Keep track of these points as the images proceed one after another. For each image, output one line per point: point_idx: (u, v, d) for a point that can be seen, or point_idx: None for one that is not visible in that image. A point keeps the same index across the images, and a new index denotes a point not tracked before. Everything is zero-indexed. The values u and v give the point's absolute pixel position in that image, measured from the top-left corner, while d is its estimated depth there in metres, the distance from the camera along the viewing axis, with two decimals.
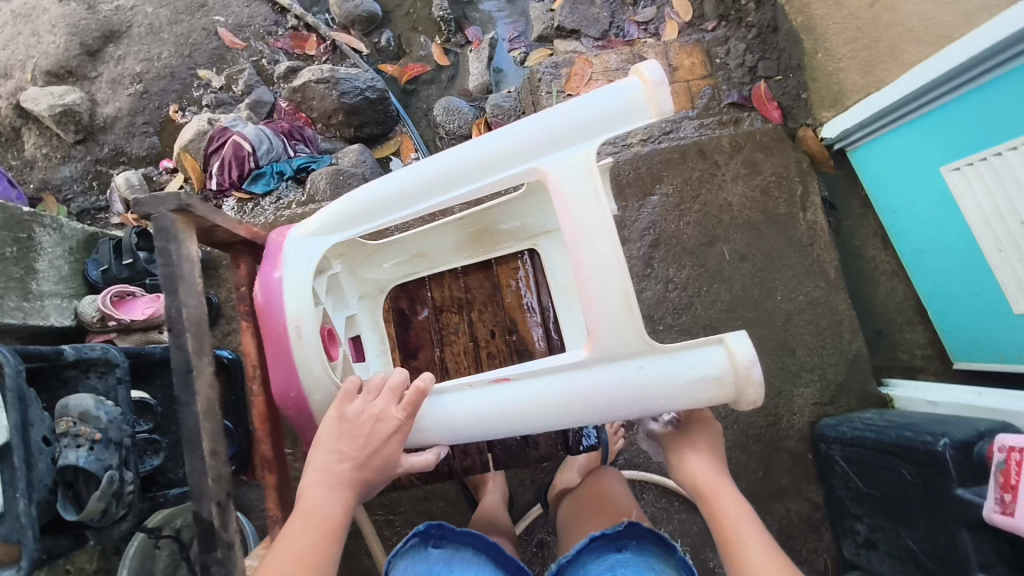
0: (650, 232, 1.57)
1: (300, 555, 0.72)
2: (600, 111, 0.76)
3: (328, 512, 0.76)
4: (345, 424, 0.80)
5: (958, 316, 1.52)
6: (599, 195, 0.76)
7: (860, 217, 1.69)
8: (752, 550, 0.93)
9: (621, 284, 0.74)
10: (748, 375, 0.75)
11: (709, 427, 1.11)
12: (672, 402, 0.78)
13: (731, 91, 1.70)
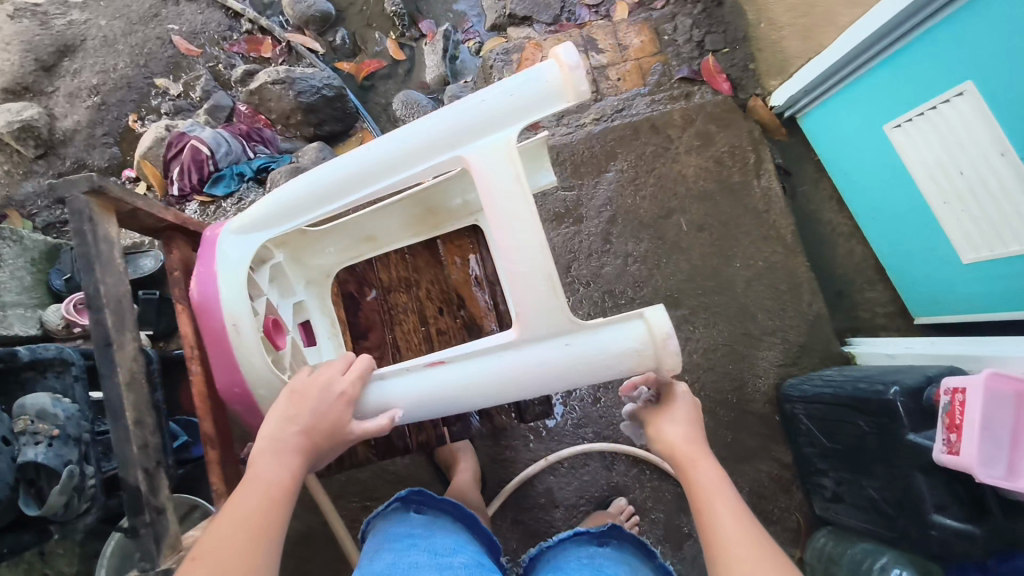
0: (607, 208, 1.59)
1: (249, 519, 0.74)
2: (517, 97, 0.73)
3: (278, 479, 0.78)
4: (295, 396, 0.82)
5: (914, 272, 1.55)
6: (521, 181, 0.73)
7: (815, 181, 1.72)
8: (723, 522, 0.91)
9: (545, 270, 0.73)
10: (665, 348, 0.77)
11: (687, 400, 1.08)
12: (597, 377, 0.79)
13: (681, 66, 1.71)
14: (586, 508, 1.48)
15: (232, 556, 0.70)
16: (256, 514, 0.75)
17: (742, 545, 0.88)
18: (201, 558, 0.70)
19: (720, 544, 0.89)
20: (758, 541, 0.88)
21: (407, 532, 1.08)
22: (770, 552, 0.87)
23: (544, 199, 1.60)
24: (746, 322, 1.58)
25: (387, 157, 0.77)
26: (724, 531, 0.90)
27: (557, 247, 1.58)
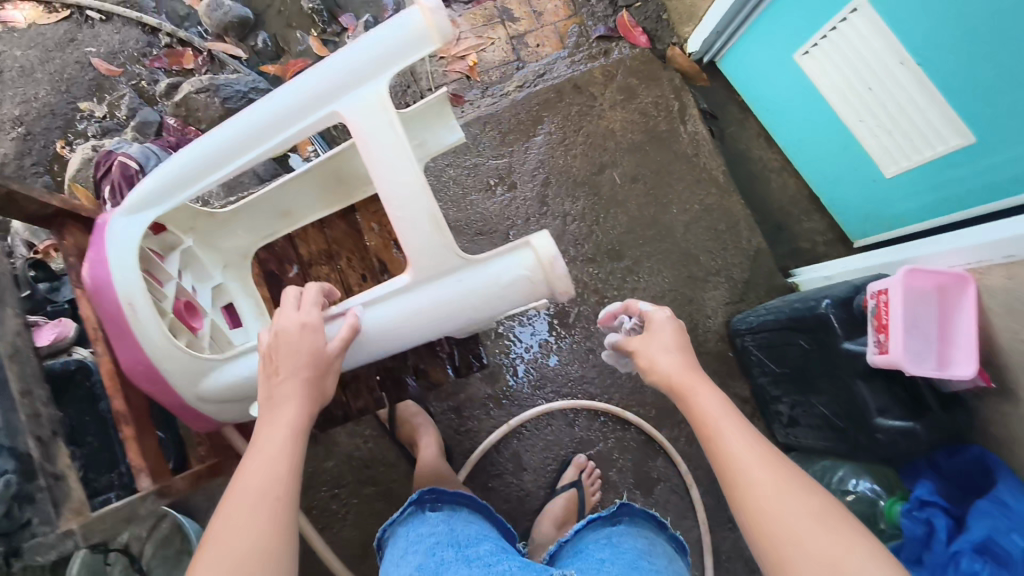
0: (540, 171, 1.61)
1: (261, 473, 0.72)
2: (384, 44, 0.74)
3: (281, 431, 0.76)
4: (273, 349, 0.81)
5: (846, 195, 1.58)
6: (396, 128, 0.76)
7: (741, 121, 1.74)
8: (735, 447, 0.82)
9: (428, 209, 0.77)
10: (553, 270, 0.80)
11: (671, 323, 1.03)
12: (494, 309, 0.83)
13: (597, 25, 1.74)
14: (554, 466, 1.50)
15: (254, 510, 0.68)
16: (269, 467, 0.72)
17: (758, 469, 0.79)
18: (224, 519, 0.68)
19: (735, 471, 0.80)
20: (774, 461, 0.79)
21: (430, 531, 1.04)
22: (788, 468, 0.79)
23: (477, 170, 1.61)
24: (689, 265, 1.60)
25: (266, 120, 0.79)
26: (737, 457, 0.81)
27: (495, 216, 1.58)
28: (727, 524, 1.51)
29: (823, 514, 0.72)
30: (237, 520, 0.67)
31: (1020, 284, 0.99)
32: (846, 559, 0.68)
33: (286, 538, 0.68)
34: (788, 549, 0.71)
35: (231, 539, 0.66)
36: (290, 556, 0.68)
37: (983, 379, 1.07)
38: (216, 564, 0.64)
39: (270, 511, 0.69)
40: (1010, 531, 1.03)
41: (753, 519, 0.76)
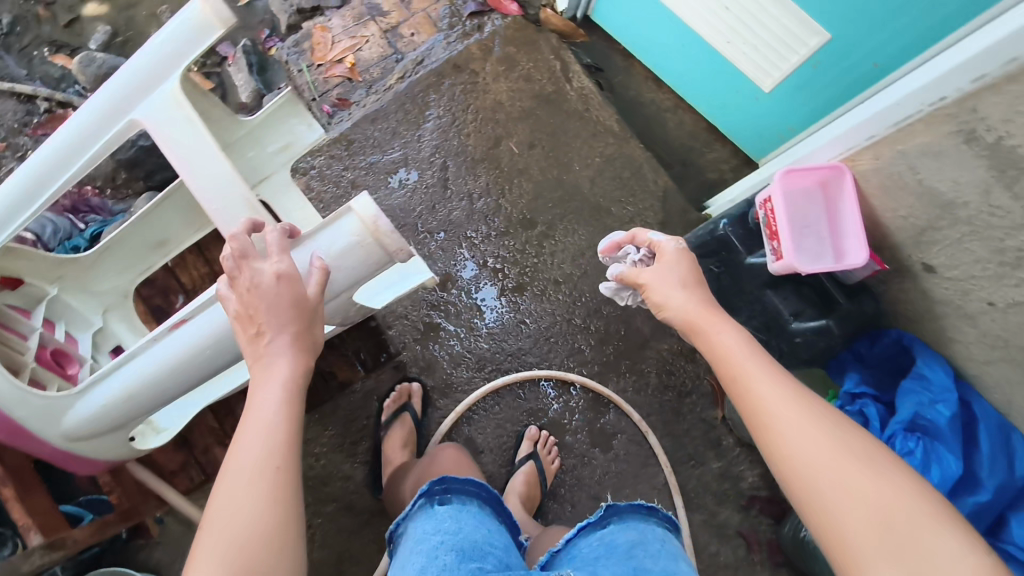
0: (437, 155, 1.61)
1: (260, 442, 0.75)
2: (172, 43, 0.86)
3: (277, 396, 0.80)
4: (252, 304, 0.83)
5: (738, 117, 1.61)
6: (195, 120, 0.88)
7: (627, 68, 1.76)
8: (770, 389, 0.79)
9: (242, 194, 0.89)
10: (378, 229, 0.88)
11: (684, 255, 1.04)
12: (334, 279, 0.91)
13: (467, 2, 1.74)
14: (510, 442, 1.50)
15: (256, 483, 0.72)
16: (266, 438, 0.76)
17: (796, 411, 0.76)
18: (227, 489, 0.72)
19: (768, 414, 0.77)
20: (811, 402, 0.77)
21: (438, 528, 0.91)
22: (825, 409, 0.76)
23: (375, 167, 1.60)
24: (603, 217, 1.61)
25: (80, 134, 0.89)
26: (772, 400, 0.78)
27: (402, 209, 1.58)
28: (691, 461, 1.53)
29: (863, 456, 0.70)
30: (242, 490, 0.71)
31: (885, 162, 1.01)
32: (889, 501, 0.66)
33: (289, 504, 0.73)
34: (829, 491, 0.69)
35: (236, 509, 0.70)
36: (294, 525, 0.72)
37: (879, 264, 1.08)
38: (223, 536, 0.68)
39: (271, 483, 0.73)
40: (935, 403, 1.10)
41: (791, 464, 0.73)
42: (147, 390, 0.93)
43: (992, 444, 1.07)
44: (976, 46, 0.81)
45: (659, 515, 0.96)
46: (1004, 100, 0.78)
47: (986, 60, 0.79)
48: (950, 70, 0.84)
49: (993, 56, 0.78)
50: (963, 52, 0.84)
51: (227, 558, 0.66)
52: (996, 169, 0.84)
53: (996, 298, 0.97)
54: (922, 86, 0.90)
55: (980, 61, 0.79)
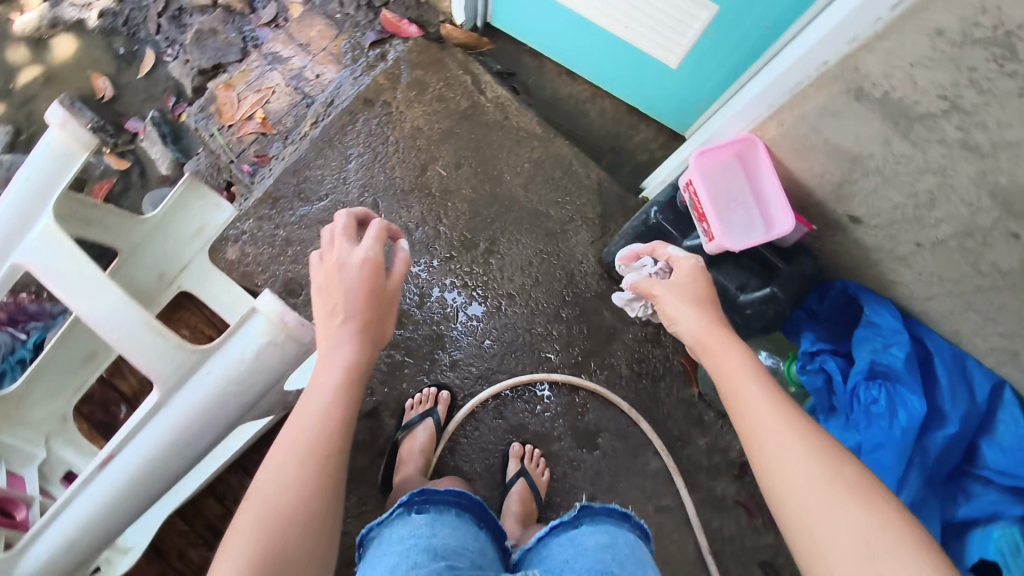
0: (367, 193, 1.59)
1: (312, 424, 0.88)
2: (40, 171, 0.99)
3: (335, 383, 0.92)
4: (337, 289, 0.99)
5: (655, 96, 1.62)
6: (73, 249, 0.94)
7: (538, 68, 1.75)
8: (769, 417, 0.77)
9: (137, 319, 0.94)
10: (282, 323, 0.99)
11: (700, 274, 1.01)
12: (248, 380, 1.01)
13: (366, 33, 1.72)
14: (497, 463, 1.50)
15: (303, 462, 0.83)
16: (317, 424, 0.88)
17: (795, 445, 0.74)
18: (277, 459, 0.84)
19: (764, 448, 0.76)
20: (811, 431, 0.75)
21: (412, 536, 0.90)
22: (826, 441, 0.74)
23: (308, 218, 1.56)
24: (543, 222, 1.60)
25: None
26: (768, 434, 0.76)
27: None
28: (678, 443, 1.54)
29: (863, 495, 0.68)
30: (289, 463, 0.83)
31: (790, 127, 1.01)
32: (880, 538, 0.65)
33: (327, 489, 0.82)
34: (815, 520, 0.68)
35: (283, 477, 0.81)
36: (327, 511, 0.81)
37: (807, 226, 1.10)
38: (268, 501, 0.79)
39: (314, 465, 0.83)
40: (889, 347, 1.13)
41: (781, 493, 0.72)
42: (89, 531, 1.00)
43: (949, 374, 1.10)
44: (844, 7, 0.80)
45: (632, 522, 0.98)
46: (881, 57, 0.79)
47: (857, 20, 0.78)
48: (826, 35, 0.83)
49: (862, 16, 0.77)
50: (834, 15, 0.83)
51: (267, 519, 0.77)
52: (891, 121, 0.85)
53: (923, 239, 0.99)
54: (804, 54, 0.89)
55: (852, 22, 0.79)
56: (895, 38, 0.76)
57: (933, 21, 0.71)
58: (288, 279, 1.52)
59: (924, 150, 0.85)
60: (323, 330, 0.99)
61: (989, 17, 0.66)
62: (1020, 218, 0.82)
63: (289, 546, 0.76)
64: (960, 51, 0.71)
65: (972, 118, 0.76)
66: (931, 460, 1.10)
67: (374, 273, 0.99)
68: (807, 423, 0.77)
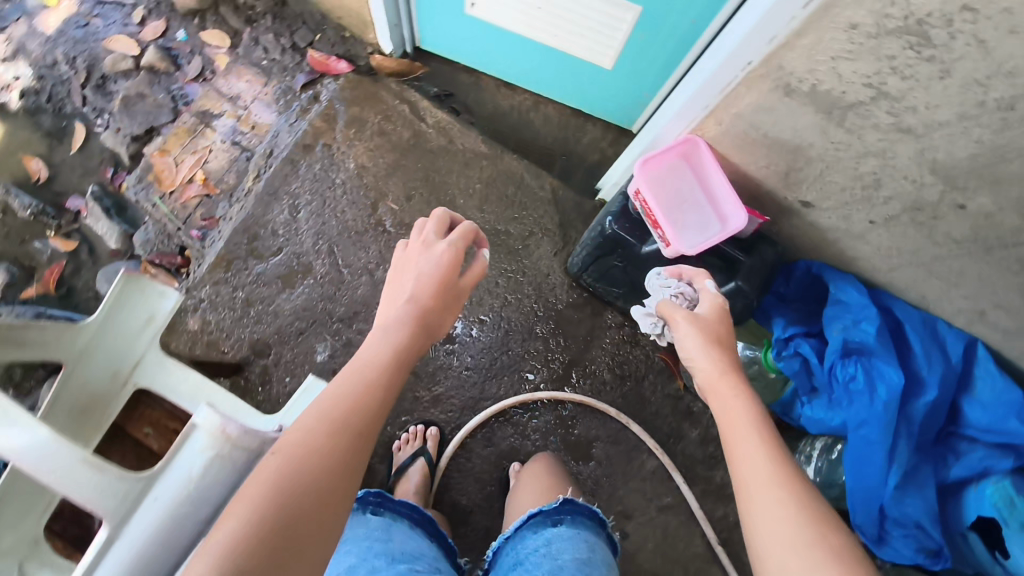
0: (322, 239, 1.55)
1: (352, 392, 0.86)
2: None
3: (383, 360, 0.93)
4: (412, 277, 1.07)
5: (596, 98, 1.61)
6: None
7: (476, 84, 1.72)
8: (762, 474, 0.77)
9: (76, 454, 0.76)
10: (229, 434, 0.85)
11: (722, 315, 1.02)
12: (206, 503, 0.83)
13: (296, 75, 1.68)
14: (495, 491, 1.48)
15: (336, 430, 0.80)
16: (358, 393, 0.85)
17: (783, 508, 0.73)
18: (315, 407, 0.83)
19: (751, 513, 0.75)
20: (804, 496, 0.74)
21: (368, 535, 1.01)
22: (818, 508, 0.73)
23: (265, 274, 1.52)
24: (503, 240, 1.58)
25: None
26: (758, 495, 0.76)
27: (307, 305, 1.51)
28: (671, 439, 1.54)
29: (848, 569, 0.67)
30: (321, 424, 0.80)
31: (728, 125, 1.01)
32: None
33: (355, 462, 0.78)
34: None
35: (310, 435, 0.78)
36: (349, 484, 0.76)
37: (759, 217, 1.11)
38: (291, 455, 0.75)
39: (346, 433, 0.80)
40: (859, 323, 1.12)
41: (761, 547, 0.73)
42: None
43: (921, 341, 1.10)
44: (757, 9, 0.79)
45: (607, 531, 1.07)
46: (802, 53, 0.78)
47: (772, 21, 0.77)
48: (745, 37, 0.82)
49: (777, 17, 0.76)
50: (748, 18, 0.81)
51: (287, 472, 0.73)
52: (823, 111, 0.85)
53: (875, 216, 0.99)
54: (727, 56, 0.88)
55: (768, 24, 0.78)
56: (813, 35, 0.75)
57: (846, 16, 0.70)
58: (254, 341, 1.49)
59: (860, 135, 0.85)
60: (386, 313, 1.04)
61: (898, 8, 0.66)
62: (963, 190, 0.82)
63: (305, 511, 0.71)
64: (876, 42, 0.70)
65: (901, 102, 0.76)
66: (917, 427, 1.10)
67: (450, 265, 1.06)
68: (803, 488, 0.76)
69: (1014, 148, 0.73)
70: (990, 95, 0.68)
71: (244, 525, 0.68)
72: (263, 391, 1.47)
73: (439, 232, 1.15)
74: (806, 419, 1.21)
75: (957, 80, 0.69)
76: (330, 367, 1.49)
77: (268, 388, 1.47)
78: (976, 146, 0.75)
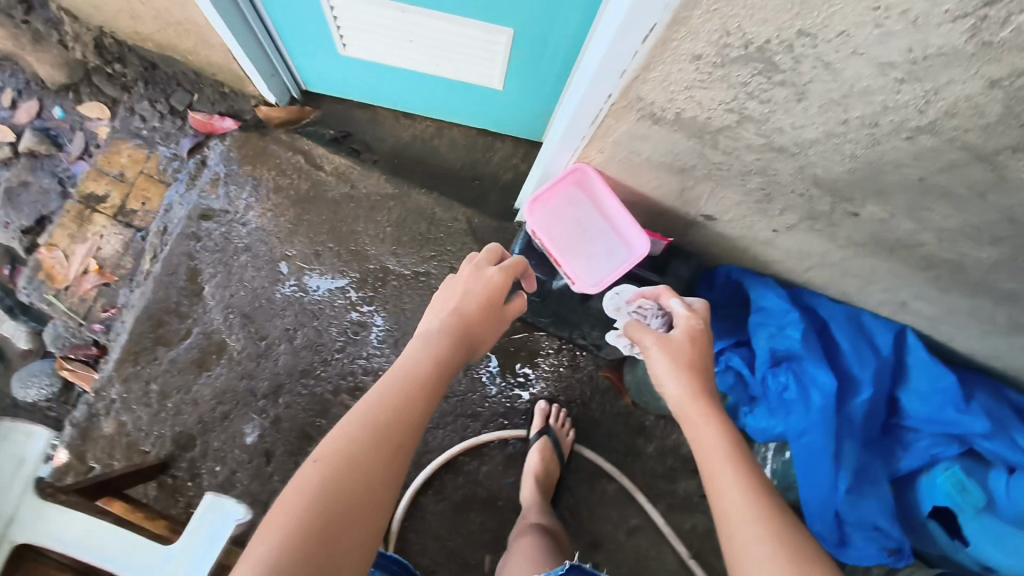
0: (233, 311, 1.46)
1: (392, 400, 0.82)
2: None
3: (424, 374, 0.88)
4: (459, 287, 1.02)
5: (498, 117, 1.52)
6: None
7: (373, 120, 1.63)
8: (743, 512, 0.72)
9: None
10: None
11: (699, 339, 0.94)
12: None
13: (181, 140, 1.58)
14: (455, 545, 1.42)
15: (375, 441, 0.76)
16: (399, 404, 0.81)
17: (765, 552, 0.68)
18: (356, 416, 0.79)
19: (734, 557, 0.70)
20: (788, 536, 0.69)
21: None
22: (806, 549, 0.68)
23: (178, 361, 1.43)
24: (424, 282, 1.51)
25: None
26: (741, 536, 0.70)
27: (226, 387, 1.43)
28: (627, 458, 1.49)
29: None
30: (362, 433, 0.77)
31: (610, 153, 0.94)
32: None
33: (388, 479, 0.75)
34: None
35: (350, 445, 0.75)
36: (382, 502, 0.74)
37: (660, 238, 1.06)
38: (328, 466, 0.73)
39: (385, 447, 0.77)
40: (784, 329, 1.08)
41: None
42: None
43: (849, 337, 1.06)
44: (602, 44, 0.71)
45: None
46: (655, 85, 0.71)
47: (616, 58, 0.70)
48: (596, 73, 0.75)
49: (619, 54, 0.68)
50: (597, 50, 0.74)
51: (322, 486, 0.71)
52: (695, 136, 0.78)
53: (777, 225, 0.93)
54: (585, 92, 0.80)
55: (612, 60, 0.70)
56: (658, 68, 0.68)
57: (687, 48, 0.63)
58: (177, 434, 1.41)
59: (736, 156, 0.79)
60: (427, 323, 0.99)
61: (735, 37, 0.58)
62: (851, 200, 0.76)
63: (339, 531, 0.69)
64: (725, 70, 0.64)
65: (767, 125, 0.69)
66: (858, 427, 1.05)
67: (496, 277, 1.01)
68: (786, 525, 0.70)
69: (889, 161, 0.66)
70: (850, 114, 0.62)
71: (280, 547, 0.66)
72: (195, 484, 1.40)
73: (487, 251, 1.12)
74: (749, 430, 1.13)
75: (814, 102, 0.62)
76: (262, 446, 1.42)
77: (199, 481, 1.40)
78: (852, 162, 0.69)
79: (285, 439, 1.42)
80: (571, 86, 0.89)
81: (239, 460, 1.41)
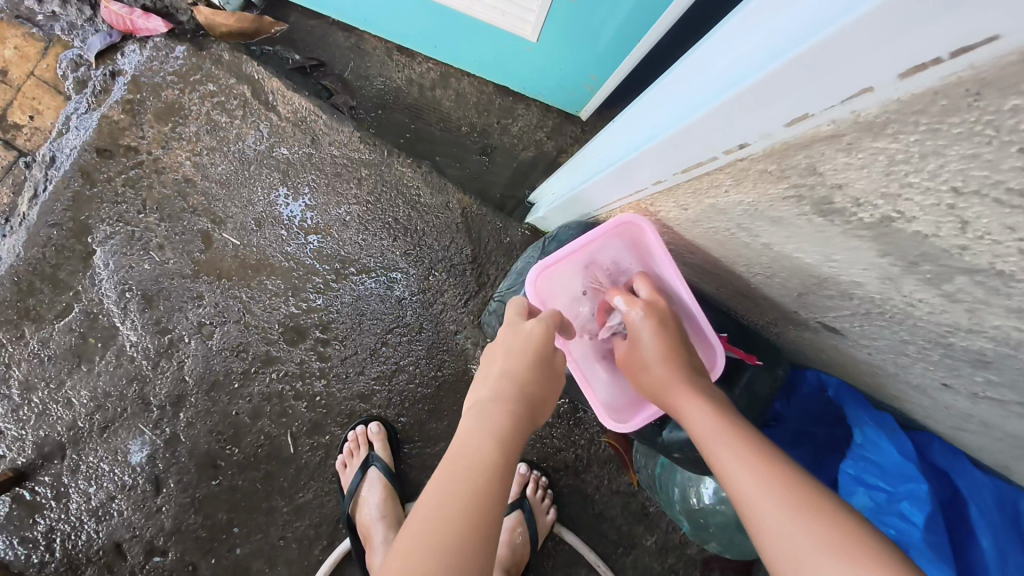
0: (131, 289, 1.08)
1: (460, 518, 0.50)
2: None
3: (489, 462, 0.55)
4: (498, 348, 0.67)
5: (524, 74, 1.08)
6: None
7: (355, 48, 1.19)
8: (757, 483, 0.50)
9: None
10: None
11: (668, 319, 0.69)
12: None
13: (89, 35, 1.14)
14: None
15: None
16: (469, 511, 0.50)
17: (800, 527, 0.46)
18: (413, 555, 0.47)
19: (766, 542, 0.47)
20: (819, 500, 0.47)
21: None
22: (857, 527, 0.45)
23: (51, 347, 1.07)
24: (393, 288, 1.12)
25: None
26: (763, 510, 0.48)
27: (110, 390, 1.08)
28: (618, 550, 1.15)
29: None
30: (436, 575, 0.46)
31: (704, 209, 0.54)
32: None
33: None
34: None
35: None
36: None
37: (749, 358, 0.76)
38: None
39: None
40: (897, 503, 0.69)
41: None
42: None
43: (992, 531, 0.68)
44: (795, 28, 0.31)
45: None
46: (870, 166, 0.31)
47: (819, 71, 0.30)
48: (749, 84, 0.35)
49: (833, 67, 0.29)
50: (772, 34, 0.33)
51: None
52: (899, 259, 0.38)
53: (953, 382, 0.54)
54: (710, 109, 0.40)
55: (804, 85, 0.31)
56: (904, 134, 0.28)
57: None
58: (41, 440, 1.07)
59: (969, 309, 0.38)
60: (470, 398, 0.64)
61: None
62: None
63: None
64: None
65: None
66: None
67: (545, 328, 0.67)
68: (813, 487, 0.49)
69: None
70: None
71: None
72: (58, 505, 1.06)
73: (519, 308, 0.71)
74: None
75: None
76: (151, 471, 1.07)
77: (64, 502, 1.06)
78: None
79: (182, 466, 1.07)
80: (672, 69, 0.48)
81: (120, 484, 1.07)
